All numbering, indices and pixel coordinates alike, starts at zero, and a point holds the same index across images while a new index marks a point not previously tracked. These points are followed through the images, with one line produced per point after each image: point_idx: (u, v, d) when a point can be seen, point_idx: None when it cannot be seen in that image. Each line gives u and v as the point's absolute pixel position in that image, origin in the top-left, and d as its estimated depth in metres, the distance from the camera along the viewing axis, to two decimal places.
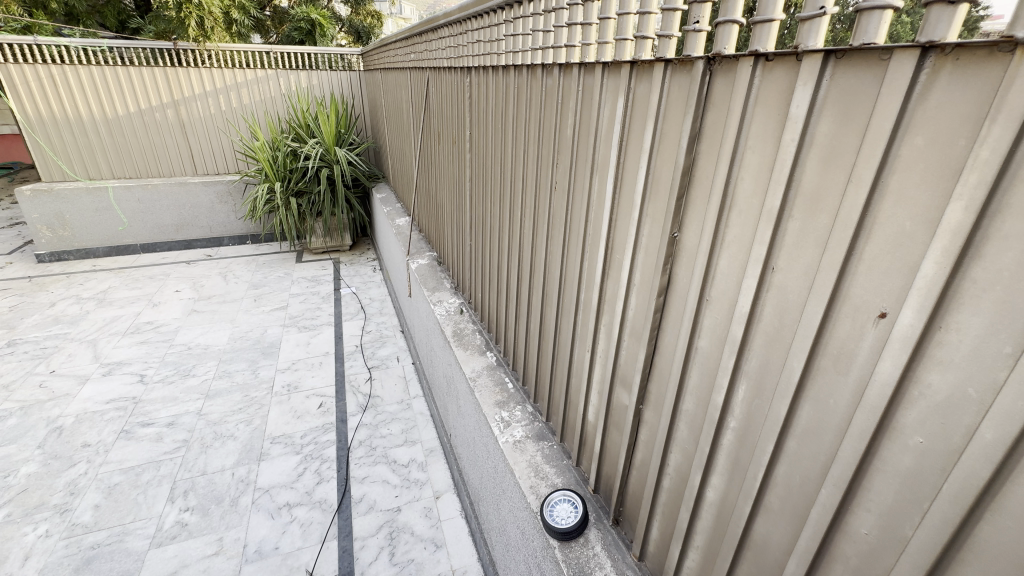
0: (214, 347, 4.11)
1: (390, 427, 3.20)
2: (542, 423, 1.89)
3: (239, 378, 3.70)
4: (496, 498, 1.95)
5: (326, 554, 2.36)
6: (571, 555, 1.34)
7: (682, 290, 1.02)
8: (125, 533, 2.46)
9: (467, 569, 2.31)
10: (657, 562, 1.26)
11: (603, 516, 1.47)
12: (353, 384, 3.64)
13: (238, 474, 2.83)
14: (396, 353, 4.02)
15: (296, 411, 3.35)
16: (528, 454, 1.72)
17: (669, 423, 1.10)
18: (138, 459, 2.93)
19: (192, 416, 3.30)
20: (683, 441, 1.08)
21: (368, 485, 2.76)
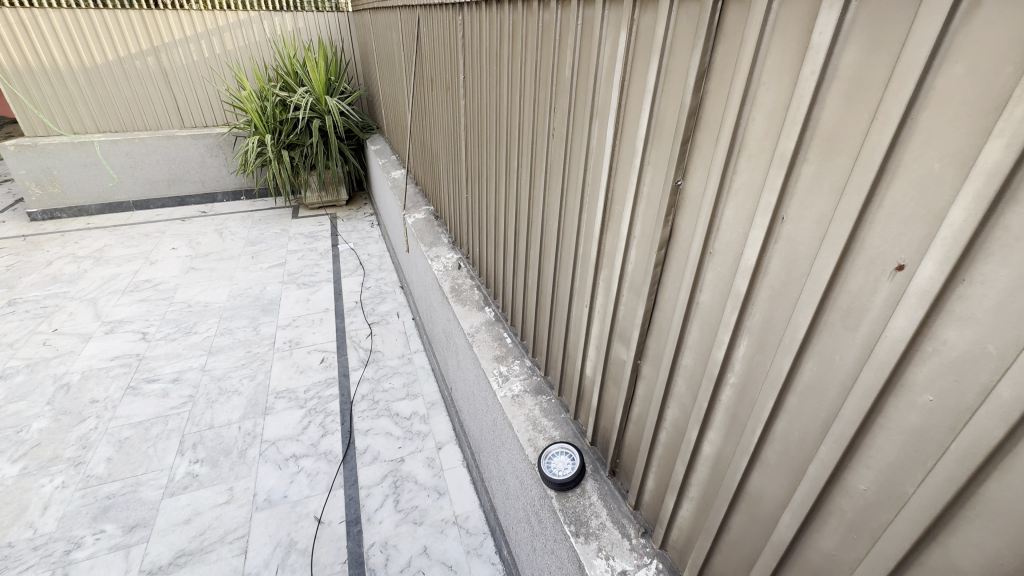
0: (214, 304, 4.11)
1: (392, 382, 3.24)
2: (541, 377, 1.88)
3: (240, 335, 3.72)
4: (496, 449, 1.99)
5: (333, 502, 2.45)
6: (568, 504, 1.38)
7: (685, 242, 0.97)
8: (138, 484, 2.55)
9: (469, 515, 2.39)
10: (652, 512, 1.28)
11: (600, 467, 1.49)
12: (354, 339, 3.65)
13: (245, 427, 2.89)
14: (396, 309, 4.01)
15: (298, 366, 3.39)
16: (527, 407, 1.73)
17: (666, 379, 1.08)
18: (146, 414, 2.99)
19: (196, 372, 3.34)
20: (681, 397, 1.06)
21: (371, 437, 2.83)
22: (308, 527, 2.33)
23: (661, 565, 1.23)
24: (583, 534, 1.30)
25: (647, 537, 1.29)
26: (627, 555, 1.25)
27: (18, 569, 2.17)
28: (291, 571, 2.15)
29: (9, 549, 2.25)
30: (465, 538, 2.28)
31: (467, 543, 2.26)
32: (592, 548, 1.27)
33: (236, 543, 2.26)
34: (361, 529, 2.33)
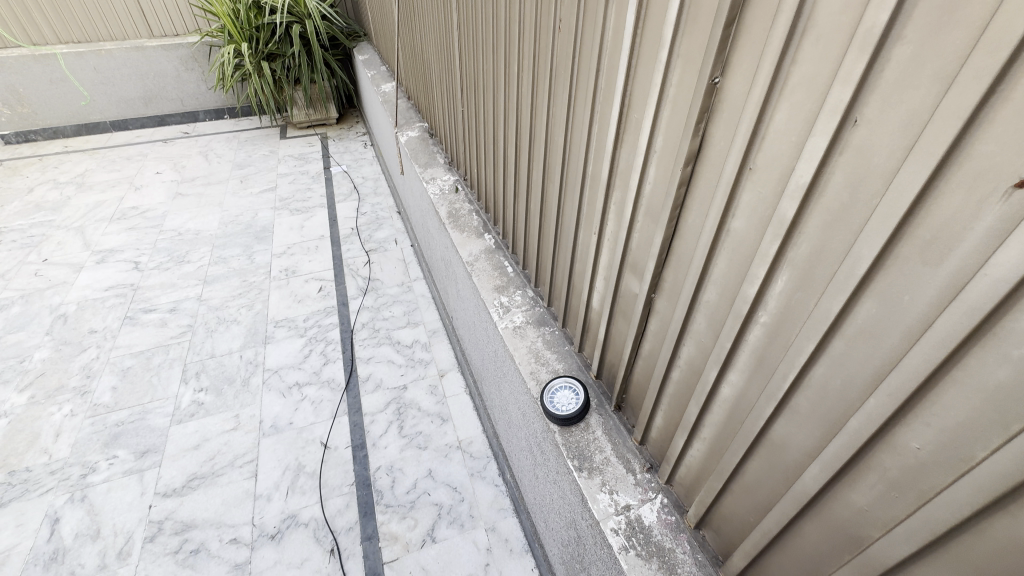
0: (205, 232, 3.96)
1: (392, 310, 3.18)
2: (543, 307, 1.79)
3: (234, 263, 3.61)
4: (498, 380, 1.94)
5: (338, 427, 2.49)
6: (571, 439, 1.34)
7: (718, 156, 0.81)
8: (146, 412, 2.58)
9: (473, 440, 2.42)
10: (659, 447, 1.23)
11: (605, 401, 1.43)
12: (352, 267, 3.55)
13: (247, 356, 2.88)
14: (393, 235, 3.86)
15: (296, 295, 3.32)
16: (529, 340, 1.65)
17: (684, 315, 0.97)
18: (146, 344, 2.97)
19: (193, 302, 3.28)
20: (699, 335, 0.96)
21: (373, 365, 2.82)
22: (315, 452, 2.38)
23: (667, 500, 1.20)
24: (587, 469, 1.27)
25: (653, 471, 1.26)
26: (632, 490, 1.22)
27: (38, 491, 2.24)
28: (301, 493, 2.21)
29: (27, 474, 2.31)
30: (469, 462, 2.32)
31: (471, 466, 2.31)
32: (595, 483, 1.24)
33: (246, 467, 2.32)
34: (367, 454, 2.37)
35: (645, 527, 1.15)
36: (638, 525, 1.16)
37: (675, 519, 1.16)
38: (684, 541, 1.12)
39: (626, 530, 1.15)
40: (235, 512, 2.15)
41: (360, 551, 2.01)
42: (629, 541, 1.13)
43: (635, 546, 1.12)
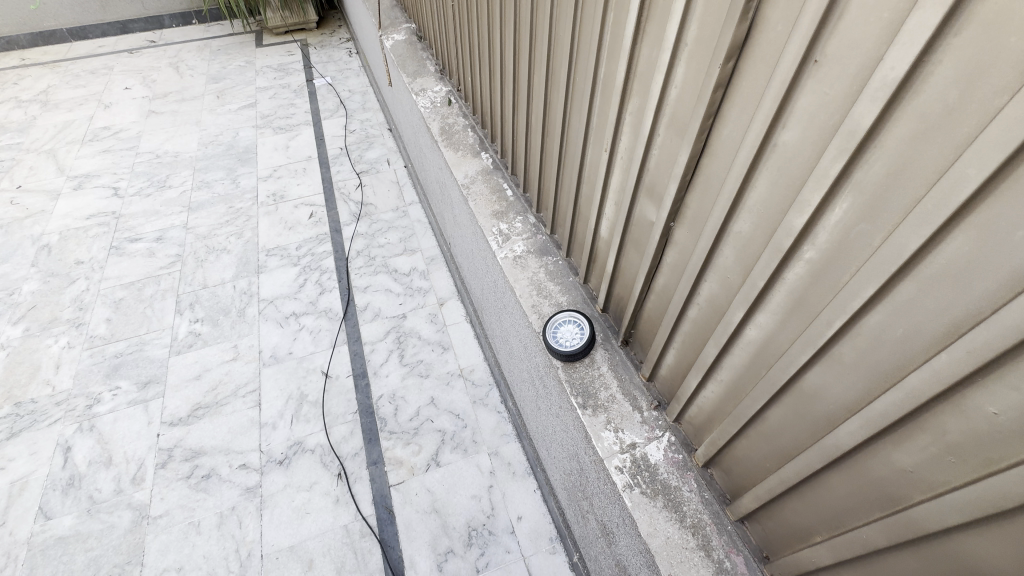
0: (184, 154, 3.71)
1: (388, 237, 3.03)
2: (546, 235, 1.64)
3: (219, 188, 3.41)
4: (499, 311, 1.85)
5: (339, 357, 2.46)
6: (575, 375, 1.28)
7: (773, 47, 0.63)
8: (143, 343, 2.55)
9: (474, 368, 2.39)
10: (669, 385, 1.16)
11: (611, 336, 1.34)
12: (343, 191, 3.34)
13: (240, 286, 2.79)
14: (386, 155, 3.59)
15: (287, 222, 3.16)
16: (530, 271, 1.54)
17: (709, 247, 0.84)
18: (135, 275, 2.88)
19: (179, 230, 3.13)
20: (725, 271, 0.84)
21: (371, 294, 2.73)
22: (317, 381, 2.37)
23: (674, 438, 1.15)
24: (591, 406, 1.22)
25: (661, 409, 1.20)
26: (638, 428, 1.17)
27: (46, 422, 2.26)
28: (306, 421, 2.23)
29: (33, 405, 2.32)
30: (470, 389, 2.32)
31: (473, 393, 2.31)
32: (600, 420, 1.19)
33: (249, 396, 2.32)
34: (368, 382, 2.37)
35: (650, 465, 1.12)
36: (643, 463, 1.12)
37: (682, 457, 1.12)
38: (691, 479, 1.09)
39: (631, 468, 1.12)
40: (243, 440, 2.18)
41: (367, 475, 2.07)
42: (634, 480, 1.10)
43: (639, 484, 1.09)
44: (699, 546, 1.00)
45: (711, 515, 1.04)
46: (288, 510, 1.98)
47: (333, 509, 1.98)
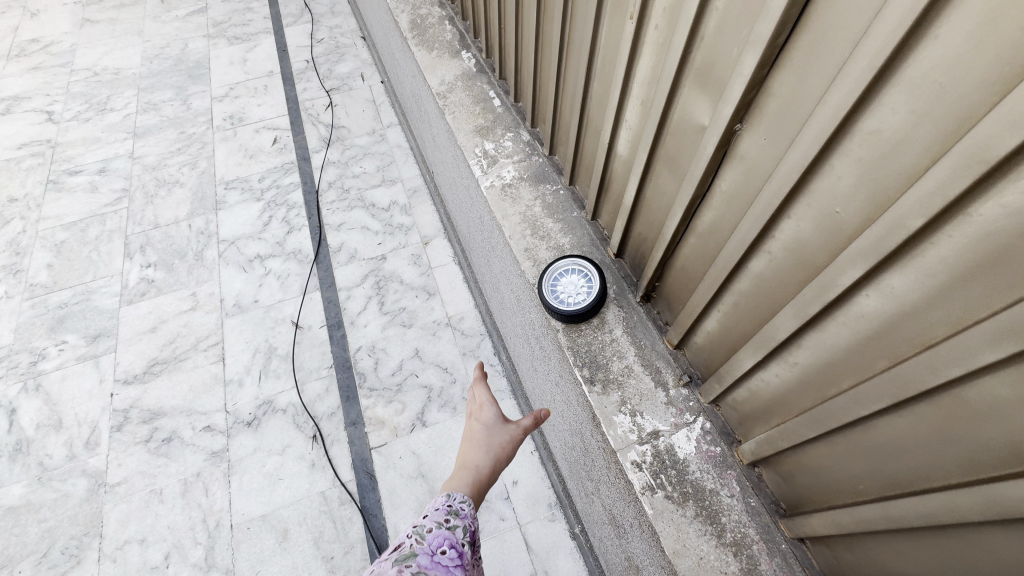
0: (126, 71, 3.19)
1: (363, 166, 2.63)
2: (543, 158, 1.28)
3: (167, 111, 2.95)
4: (487, 254, 1.53)
5: (310, 305, 2.18)
6: (579, 342, 0.98)
7: None
8: (90, 293, 2.25)
9: (464, 316, 2.11)
10: (706, 358, 0.87)
11: (627, 290, 1.03)
12: (310, 113, 2.88)
13: (196, 226, 2.45)
14: (359, 68, 3.07)
15: (247, 149, 2.74)
16: (523, 204, 1.20)
17: (812, 161, 0.54)
18: (77, 214, 2.52)
19: (125, 161, 2.73)
20: (833, 202, 0.55)
21: (346, 233, 2.39)
22: (287, 333, 2.10)
23: (710, 425, 0.88)
24: (601, 383, 0.94)
25: (692, 386, 0.92)
26: (661, 411, 0.90)
27: None
28: (275, 378, 1.99)
29: None
30: (460, 340, 2.05)
31: (463, 344, 2.04)
32: (612, 401, 0.92)
33: (211, 351, 2.07)
34: (345, 334, 2.10)
35: (678, 461, 0.85)
36: (668, 458, 0.86)
37: (720, 451, 0.86)
38: (731, 481, 0.83)
39: (653, 464, 0.86)
40: (206, 399, 1.95)
41: (345, 437, 1.86)
42: (657, 480, 0.84)
43: (663, 486, 0.84)
44: (743, 570, 0.76)
45: (758, 530, 0.79)
46: (259, 476, 1.79)
47: (308, 474, 1.79)
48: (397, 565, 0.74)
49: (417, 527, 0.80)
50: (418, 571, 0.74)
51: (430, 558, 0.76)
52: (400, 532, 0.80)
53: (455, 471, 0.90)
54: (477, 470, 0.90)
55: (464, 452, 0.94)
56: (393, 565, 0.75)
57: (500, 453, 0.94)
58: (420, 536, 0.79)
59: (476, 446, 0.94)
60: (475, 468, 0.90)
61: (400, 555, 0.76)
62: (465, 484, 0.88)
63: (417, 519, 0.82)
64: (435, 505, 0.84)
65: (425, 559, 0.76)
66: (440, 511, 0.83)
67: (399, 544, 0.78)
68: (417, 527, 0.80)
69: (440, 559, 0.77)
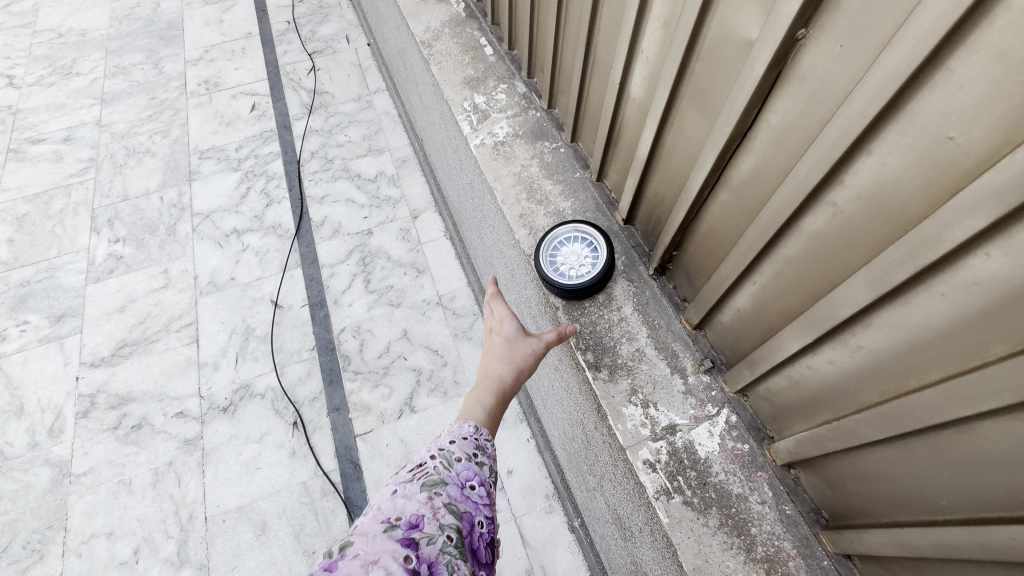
0: (93, 32, 2.96)
1: (348, 134, 2.45)
2: (541, 112, 1.12)
3: (138, 75, 2.74)
4: (479, 226, 1.39)
5: (290, 283, 2.03)
6: (582, 321, 0.84)
7: None
8: (54, 270, 2.10)
9: (455, 295, 1.97)
10: (735, 339, 0.74)
11: (638, 262, 0.89)
12: (291, 78, 2.68)
13: (169, 198, 2.28)
14: (343, 30, 2.85)
15: (223, 116, 2.55)
16: (518, 163, 1.04)
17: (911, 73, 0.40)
18: (40, 185, 2.35)
19: (92, 128, 2.54)
20: (939, 131, 0.40)
21: (330, 206, 2.23)
22: (265, 313, 1.96)
23: (736, 419, 0.75)
24: (607, 369, 0.80)
25: (715, 373, 0.78)
26: (678, 402, 0.77)
27: None
28: (253, 361, 1.85)
29: None
30: (452, 320, 1.92)
31: (454, 325, 1.91)
32: (621, 390, 0.78)
33: (184, 332, 1.93)
34: (328, 314, 1.96)
35: (698, 461, 0.72)
36: (687, 457, 0.73)
37: (748, 449, 0.73)
38: (761, 485, 0.70)
39: (669, 465, 0.73)
40: (179, 383, 1.82)
41: (328, 424, 1.73)
42: (673, 483, 0.71)
43: (680, 490, 0.71)
44: None
45: (794, 544, 0.66)
46: (236, 466, 1.67)
47: (288, 464, 1.67)
48: (425, 492, 0.65)
49: (443, 452, 0.71)
50: (448, 503, 0.65)
51: (459, 491, 0.67)
52: (422, 453, 0.70)
53: (476, 385, 0.80)
54: (499, 384, 0.80)
55: (484, 363, 0.83)
56: (420, 492, 0.65)
57: (524, 365, 0.82)
58: (447, 463, 0.69)
59: (498, 359, 0.82)
60: (498, 383, 0.79)
61: (427, 480, 0.66)
62: (488, 401, 0.79)
63: (441, 442, 0.72)
64: (458, 427, 0.74)
65: (455, 491, 0.66)
66: (467, 439, 0.73)
67: (424, 468, 0.68)
68: (443, 452, 0.71)
69: (469, 493, 0.68)
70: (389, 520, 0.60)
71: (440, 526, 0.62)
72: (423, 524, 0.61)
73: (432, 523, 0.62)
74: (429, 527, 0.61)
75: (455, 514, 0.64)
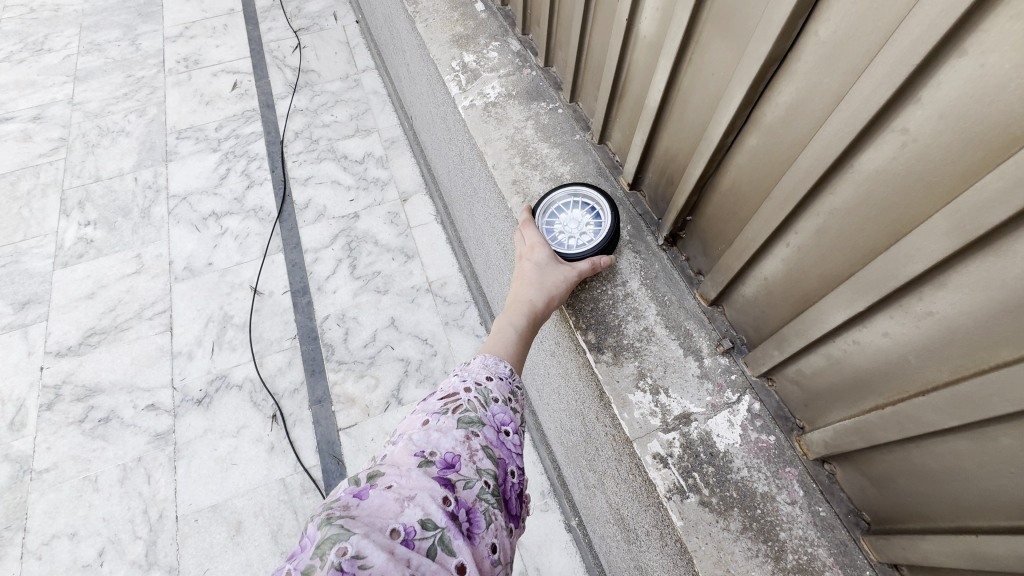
0: (67, 8, 2.82)
1: (335, 114, 2.33)
2: (537, 72, 1.01)
3: (114, 52, 2.61)
4: (470, 201, 1.28)
5: (271, 269, 1.92)
6: (583, 297, 0.74)
7: None
8: (20, 254, 1.98)
9: (446, 281, 1.86)
10: (758, 313, 0.64)
11: (645, 231, 0.79)
12: (276, 55, 2.55)
13: (143, 179, 2.16)
14: (332, 7, 2.72)
15: (202, 95, 2.42)
16: (511, 126, 0.94)
17: None
18: (7, 166, 2.22)
19: (63, 107, 2.41)
20: None
21: (314, 188, 2.11)
22: (244, 300, 1.85)
23: (760, 406, 0.65)
24: (611, 351, 0.70)
25: (734, 355, 0.68)
26: (693, 388, 0.67)
27: None
28: (230, 350, 1.74)
29: None
30: (442, 308, 1.81)
31: (445, 313, 1.80)
32: (627, 373, 0.68)
33: (158, 320, 1.81)
34: (311, 300, 1.85)
35: (717, 454, 0.63)
36: (703, 450, 0.63)
37: (775, 441, 0.63)
38: (790, 482, 0.60)
39: (683, 458, 0.63)
40: (150, 374, 1.71)
41: (310, 417, 1.63)
42: (688, 479, 0.62)
43: (697, 488, 0.61)
44: None
45: (831, 550, 0.57)
46: (210, 462, 1.56)
47: (266, 459, 1.56)
48: (463, 430, 0.55)
49: (479, 387, 0.60)
50: (485, 447, 0.55)
51: (496, 435, 0.57)
52: (457, 382, 0.60)
53: (504, 310, 0.69)
54: (529, 309, 0.68)
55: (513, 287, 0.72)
56: (456, 428, 0.55)
57: (559, 291, 0.70)
58: (483, 401, 0.59)
59: (528, 282, 0.70)
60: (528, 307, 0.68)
61: (464, 416, 0.56)
62: (518, 325, 0.68)
63: (476, 374, 0.62)
64: (493, 364, 0.64)
65: (492, 434, 0.57)
66: (504, 380, 0.63)
67: (460, 401, 0.58)
68: (479, 387, 0.60)
69: (505, 439, 0.58)
70: (424, 454, 0.51)
71: (477, 470, 0.53)
72: (459, 465, 0.52)
73: (469, 466, 0.52)
74: (465, 470, 0.52)
75: (492, 459, 0.55)
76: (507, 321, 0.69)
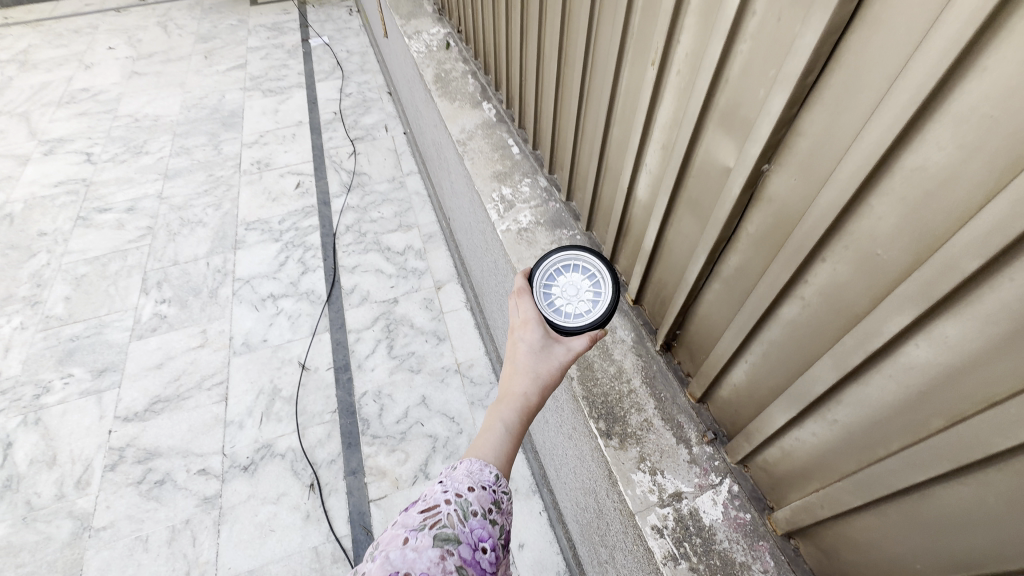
0: (164, 118, 3.37)
1: (381, 211, 2.68)
2: (560, 205, 1.28)
3: (199, 155, 3.09)
4: (500, 299, 1.51)
5: (318, 346, 2.15)
6: (596, 392, 0.93)
7: None
8: (102, 326, 2.26)
9: (473, 363, 2.06)
10: (732, 411, 0.82)
11: (644, 339, 0.99)
12: (334, 160, 2.98)
13: (214, 264, 2.48)
14: (384, 121, 3.20)
15: (270, 192, 2.82)
16: (539, 248, 1.18)
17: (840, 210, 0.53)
18: (101, 249, 2.59)
19: (153, 200, 2.83)
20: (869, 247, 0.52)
21: (360, 276, 2.40)
22: (292, 374, 2.06)
23: (738, 488, 0.81)
24: (618, 437, 0.87)
25: (717, 445, 0.85)
26: (684, 471, 0.83)
27: None
28: (276, 421, 1.93)
29: None
30: (469, 388, 1.99)
31: (471, 393, 1.98)
32: (630, 457, 0.85)
33: (215, 390, 2.03)
34: (351, 377, 2.05)
35: (704, 528, 0.77)
36: (692, 524, 0.78)
37: (751, 518, 0.78)
38: (764, 554, 0.75)
39: (676, 530, 0.78)
40: (204, 441, 1.89)
41: (343, 487, 1.77)
42: (680, 549, 0.76)
43: (688, 557, 0.75)
44: None
45: None
46: (250, 527, 1.69)
47: (301, 527, 1.69)
48: (438, 549, 0.64)
49: (460, 500, 0.70)
50: (459, 565, 0.64)
51: (471, 553, 0.66)
52: (439, 494, 0.70)
53: (499, 399, 0.82)
54: (522, 404, 0.81)
55: (508, 375, 0.85)
56: (432, 547, 0.64)
57: (551, 376, 0.84)
58: (462, 515, 0.69)
59: (522, 368, 0.83)
60: (520, 401, 0.80)
61: (441, 534, 0.66)
62: (507, 421, 0.79)
63: (459, 485, 0.72)
64: (478, 471, 0.74)
65: (466, 553, 0.66)
66: (485, 491, 0.72)
67: (439, 516, 0.67)
68: (459, 500, 0.70)
69: (479, 556, 0.67)
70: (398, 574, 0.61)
71: None
72: None
73: None
74: None
75: None
76: (505, 404, 0.82)
